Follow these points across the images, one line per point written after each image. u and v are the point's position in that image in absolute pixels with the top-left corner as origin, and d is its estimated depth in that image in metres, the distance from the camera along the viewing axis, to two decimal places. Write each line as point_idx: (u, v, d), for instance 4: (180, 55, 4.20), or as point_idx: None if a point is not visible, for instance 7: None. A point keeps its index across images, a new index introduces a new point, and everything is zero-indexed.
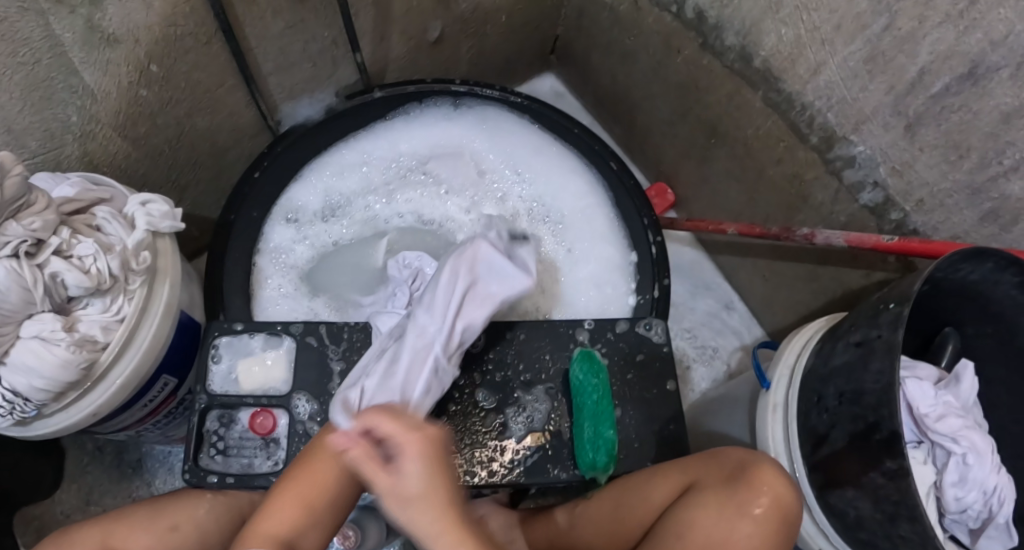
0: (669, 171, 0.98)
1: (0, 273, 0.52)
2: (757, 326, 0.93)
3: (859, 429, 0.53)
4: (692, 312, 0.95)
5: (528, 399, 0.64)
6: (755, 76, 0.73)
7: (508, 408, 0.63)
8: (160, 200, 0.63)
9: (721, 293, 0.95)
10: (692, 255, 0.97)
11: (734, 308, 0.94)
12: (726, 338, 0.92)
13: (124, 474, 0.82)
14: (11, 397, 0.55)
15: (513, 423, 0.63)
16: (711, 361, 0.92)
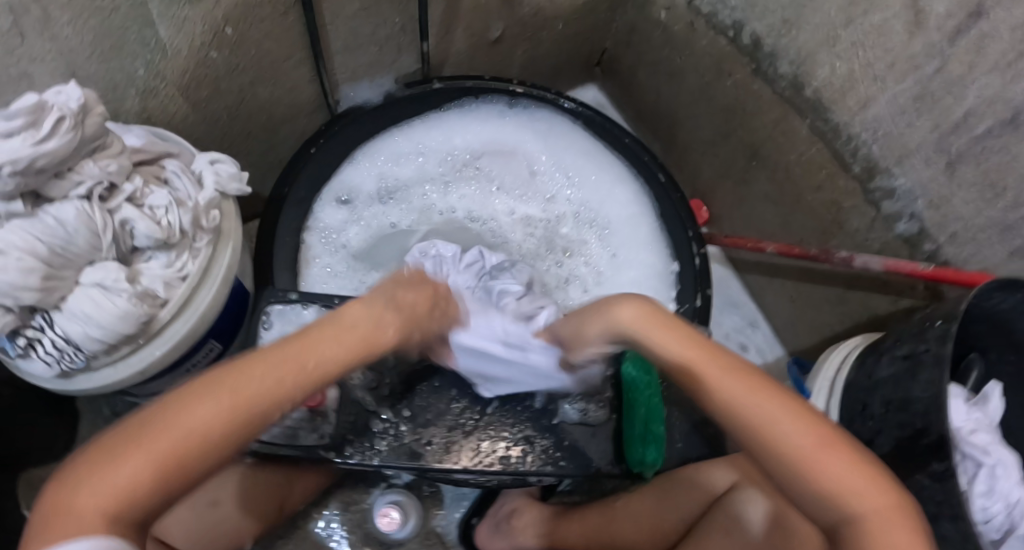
0: (704, 190, 1.02)
1: (71, 212, 0.51)
2: (778, 345, 0.96)
3: (906, 434, 0.55)
4: (716, 327, 0.98)
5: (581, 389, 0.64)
6: (804, 105, 0.78)
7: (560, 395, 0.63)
8: (229, 161, 0.63)
9: (746, 311, 0.98)
10: (719, 271, 1.01)
11: (757, 326, 0.97)
12: (749, 355, 0.95)
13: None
14: (62, 344, 0.53)
15: (566, 408, 0.63)
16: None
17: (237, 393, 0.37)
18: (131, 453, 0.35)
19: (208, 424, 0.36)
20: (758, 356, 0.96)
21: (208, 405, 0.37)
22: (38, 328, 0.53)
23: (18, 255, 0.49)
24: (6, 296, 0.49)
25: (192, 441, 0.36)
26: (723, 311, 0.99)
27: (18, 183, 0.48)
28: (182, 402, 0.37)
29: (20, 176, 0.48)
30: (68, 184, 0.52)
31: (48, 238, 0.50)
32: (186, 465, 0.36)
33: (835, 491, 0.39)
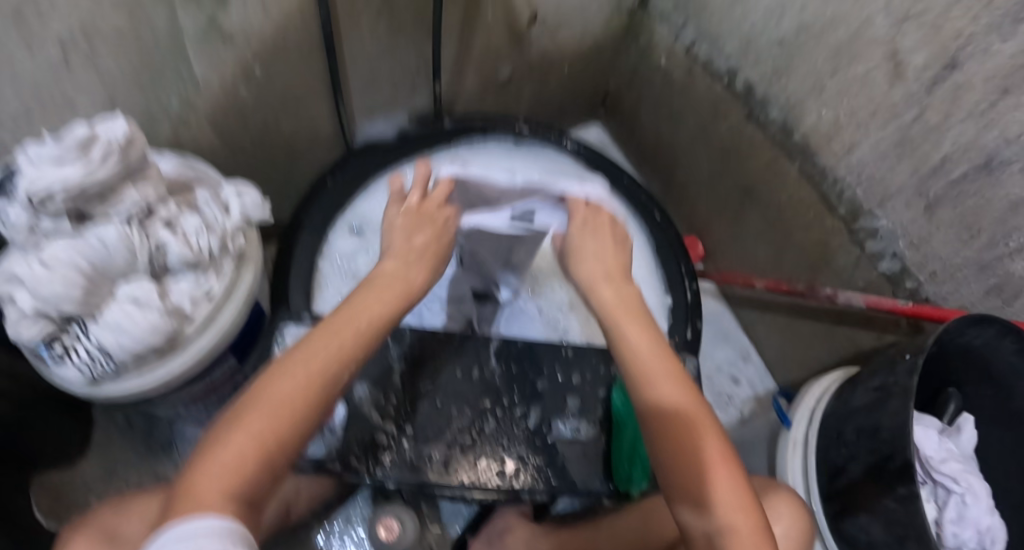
0: (700, 227, 1.06)
1: (114, 235, 0.56)
2: (769, 378, 0.99)
3: (874, 460, 0.58)
4: (708, 359, 1.01)
5: (575, 410, 0.68)
6: (793, 148, 0.82)
7: (555, 415, 0.68)
8: (254, 192, 0.68)
9: (739, 344, 1.02)
10: (713, 306, 1.05)
11: (749, 359, 1.01)
12: (741, 388, 0.98)
13: (154, 453, 0.87)
14: (96, 353, 0.57)
15: (560, 426, 0.67)
16: (726, 408, 0.97)
17: (247, 425, 0.43)
18: (193, 492, 0.41)
19: (241, 452, 0.42)
20: (749, 388, 0.99)
21: (246, 441, 0.43)
22: (75, 336, 0.57)
23: (64, 271, 0.54)
24: (49, 306, 0.55)
25: (231, 467, 0.42)
26: (716, 343, 1.02)
27: (67, 205, 0.54)
28: (221, 444, 0.43)
29: (70, 199, 0.54)
30: (111, 206, 0.57)
31: (91, 256, 0.55)
32: (236, 486, 0.42)
33: (731, 505, 0.47)
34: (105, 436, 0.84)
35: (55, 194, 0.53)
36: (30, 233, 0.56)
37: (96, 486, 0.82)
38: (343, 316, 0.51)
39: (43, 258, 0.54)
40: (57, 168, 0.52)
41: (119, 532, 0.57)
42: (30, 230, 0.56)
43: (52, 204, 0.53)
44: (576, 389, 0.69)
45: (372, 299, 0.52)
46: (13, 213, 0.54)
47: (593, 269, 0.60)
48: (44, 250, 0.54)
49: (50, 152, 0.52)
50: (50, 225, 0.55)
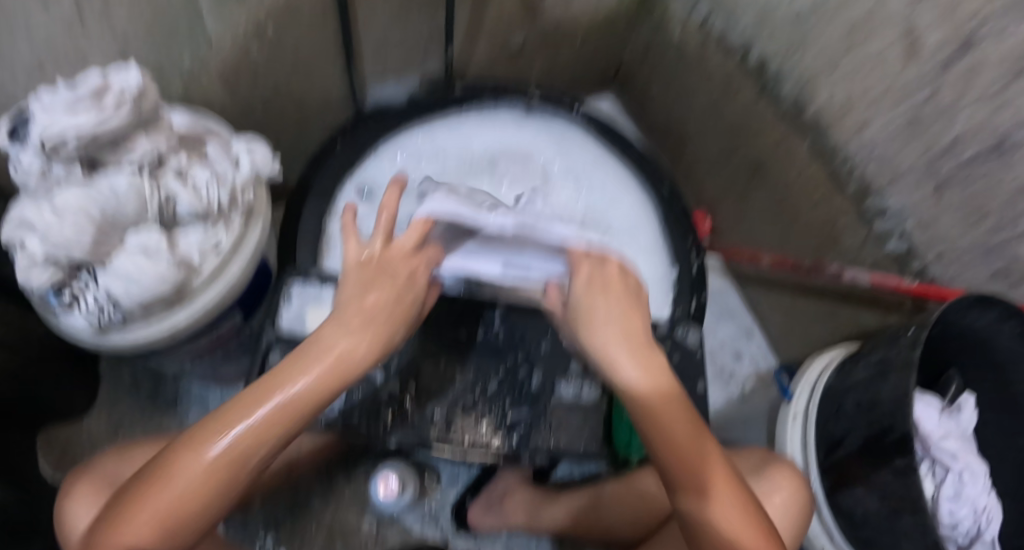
0: (708, 203, 1.07)
1: (124, 182, 0.56)
2: (772, 355, 1.00)
3: (873, 433, 0.58)
4: (713, 335, 1.01)
5: (579, 373, 0.68)
6: (805, 125, 0.82)
7: (558, 377, 0.68)
8: (263, 145, 0.68)
9: (742, 320, 1.02)
10: (719, 282, 1.05)
11: (753, 336, 1.01)
12: (742, 364, 0.99)
13: (158, 408, 0.87)
14: (104, 300, 0.57)
15: (563, 388, 0.67)
16: (727, 383, 0.98)
17: (195, 460, 0.46)
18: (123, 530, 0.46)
19: (196, 489, 0.46)
20: (752, 365, 1.00)
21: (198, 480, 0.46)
22: (84, 284, 0.58)
23: (74, 215, 0.53)
24: (61, 252, 0.54)
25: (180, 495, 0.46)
26: (721, 319, 1.03)
27: (80, 150, 0.54)
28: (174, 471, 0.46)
29: (83, 144, 0.54)
30: (121, 152, 0.58)
31: (101, 203, 0.55)
32: (192, 508, 0.46)
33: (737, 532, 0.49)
34: (111, 394, 0.85)
35: (68, 139, 0.53)
36: (42, 175, 0.56)
37: (102, 442, 0.83)
38: (319, 358, 0.49)
39: (54, 203, 0.54)
40: (69, 115, 0.52)
41: (123, 478, 0.57)
42: (42, 173, 0.56)
43: (64, 148, 0.54)
44: (580, 352, 0.69)
45: (361, 324, 0.51)
46: (25, 158, 0.55)
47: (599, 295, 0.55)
48: (55, 195, 0.54)
49: (64, 97, 0.53)
50: (62, 169, 0.56)
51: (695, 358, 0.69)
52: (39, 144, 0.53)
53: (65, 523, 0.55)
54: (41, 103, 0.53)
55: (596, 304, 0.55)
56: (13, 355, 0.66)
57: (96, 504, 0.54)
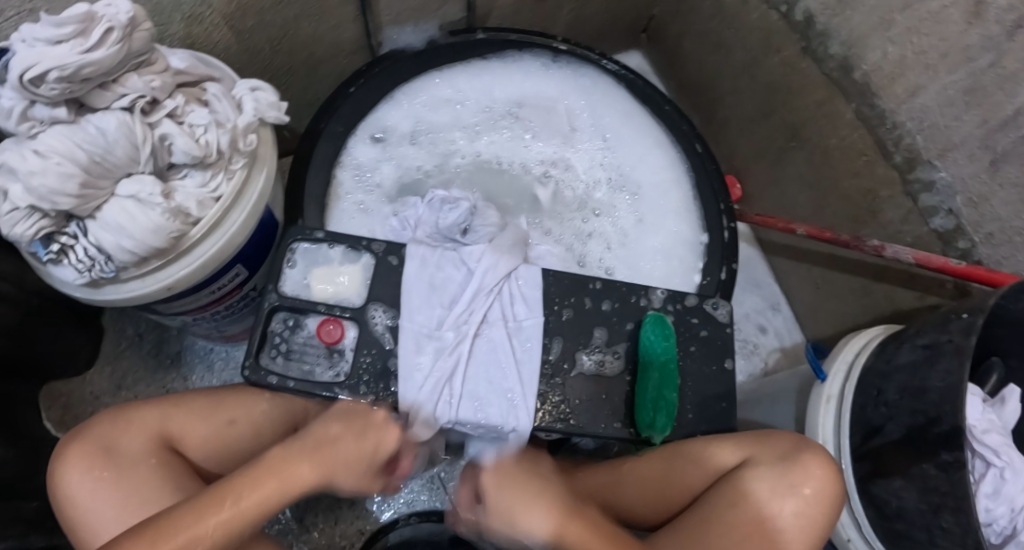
0: (739, 168, 1.02)
1: (113, 123, 0.51)
2: (798, 330, 0.96)
3: (918, 423, 0.55)
4: (737, 306, 0.98)
5: (602, 341, 0.65)
6: (850, 87, 0.76)
7: (580, 346, 0.64)
8: (269, 90, 0.63)
9: (769, 292, 0.99)
10: (746, 252, 1.01)
11: (779, 309, 0.98)
12: (767, 337, 0.96)
13: (162, 364, 0.84)
14: (93, 253, 0.54)
15: (584, 358, 0.64)
16: (750, 357, 0.96)
17: (210, 518, 0.51)
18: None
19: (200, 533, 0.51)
20: (776, 339, 0.97)
21: (195, 526, 0.51)
22: (72, 235, 0.53)
23: (59, 159, 0.49)
24: (44, 200, 0.50)
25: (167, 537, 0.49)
26: (746, 290, 0.99)
27: (63, 90, 0.48)
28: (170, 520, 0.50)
29: (66, 83, 0.48)
30: (112, 95, 0.52)
31: (89, 146, 0.51)
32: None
33: None
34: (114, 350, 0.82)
35: (49, 77, 0.47)
36: (23, 119, 0.50)
37: (104, 398, 0.81)
38: (316, 444, 0.57)
39: (38, 147, 0.50)
40: (51, 48, 0.47)
41: (117, 444, 0.54)
42: (23, 117, 0.50)
43: (46, 87, 0.47)
44: (604, 320, 0.66)
45: (311, 457, 0.56)
46: (5, 97, 0.49)
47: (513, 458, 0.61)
48: (39, 139, 0.50)
49: (45, 31, 0.47)
50: (45, 111, 0.50)
51: (725, 335, 0.66)
52: (18, 82, 0.47)
53: (58, 487, 0.53)
54: (24, 38, 0.48)
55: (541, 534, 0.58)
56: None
57: (90, 472, 0.53)
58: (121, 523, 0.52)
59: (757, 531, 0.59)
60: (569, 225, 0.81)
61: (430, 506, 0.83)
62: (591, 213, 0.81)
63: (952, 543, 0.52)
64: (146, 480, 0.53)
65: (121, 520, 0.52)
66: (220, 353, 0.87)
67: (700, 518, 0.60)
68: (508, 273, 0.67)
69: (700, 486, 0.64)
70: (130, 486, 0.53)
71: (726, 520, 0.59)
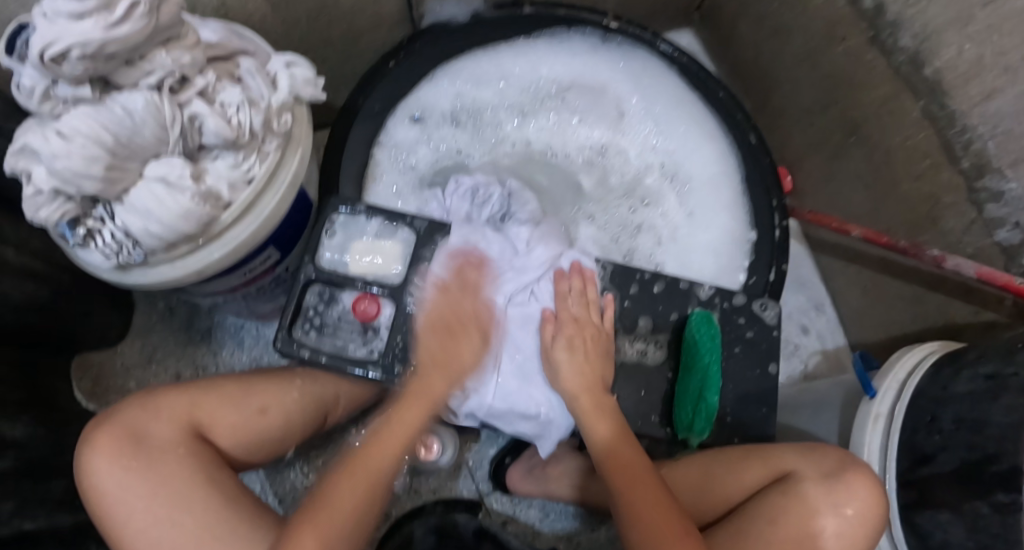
0: (790, 159, 0.97)
1: (140, 102, 0.49)
2: (840, 334, 0.93)
3: (974, 458, 0.52)
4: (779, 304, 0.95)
5: (647, 332, 0.66)
6: (919, 85, 0.70)
7: (624, 335, 0.66)
8: (305, 65, 0.60)
9: (814, 293, 0.95)
10: (793, 248, 0.97)
11: (822, 310, 0.94)
12: (808, 339, 0.93)
13: (191, 340, 0.82)
14: (121, 238, 0.52)
15: (626, 347, 0.66)
16: (791, 357, 0.92)
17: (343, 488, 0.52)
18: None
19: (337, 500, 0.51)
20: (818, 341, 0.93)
21: (354, 488, 0.53)
22: (100, 219, 0.52)
23: (83, 142, 0.47)
24: (69, 184, 0.48)
25: (343, 509, 0.51)
26: (790, 289, 0.95)
27: (86, 69, 0.46)
28: (333, 489, 0.52)
29: (89, 61, 0.46)
30: (138, 73, 0.49)
31: (115, 129, 0.48)
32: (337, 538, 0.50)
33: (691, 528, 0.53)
34: (145, 325, 0.81)
35: (70, 55, 0.45)
36: (45, 98, 0.48)
37: (134, 371, 0.79)
38: (412, 400, 0.59)
39: (62, 129, 0.47)
40: (74, 23, 0.44)
41: (145, 432, 0.52)
42: (45, 96, 0.48)
43: (68, 65, 0.45)
44: (649, 310, 0.66)
45: (416, 410, 0.59)
46: (26, 76, 0.47)
47: (586, 398, 0.60)
48: (62, 120, 0.48)
49: (66, 5, 0.44)
50: (68, 90, 0.47)
51: (772, 338, 0.67)
52: (37, 60, 0.45)
53: (81, 476, 0.50)
54: (45, 12, 0.45)
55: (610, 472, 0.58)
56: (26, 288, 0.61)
57: (115, 461, 0.50)
58: (148, 513, 0.49)
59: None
60: (614, 213, 0.78)
61: (457, 494, 0.79)
62: (640, 201, 0.78)
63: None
64: (175, 470, 0.50)
65: (151, 510, 0.49)
66: (250, 330, 0.83)
67: (738, 526, 0.57)
68: (559, 253, 0.67)
69: (738, 499, 0.61)
70: (157, 476, 0.50)
71: (767, 533, 0.56)
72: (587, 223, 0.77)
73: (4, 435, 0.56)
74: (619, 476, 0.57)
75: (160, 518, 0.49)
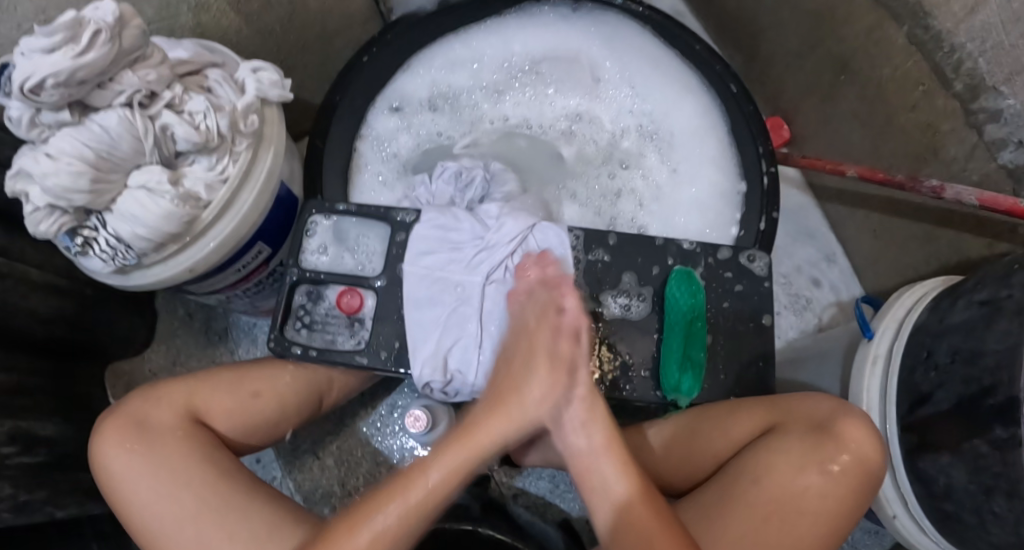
0: (787, 108, 0.94)
1: (114, 119, 0.53)
2: (856, 283, 0.89)
3: (971, 392, 0.49)
4: (788, 258, 0.92)
5: (631, 286, 0.63)
6: (901, 9, 0.66)
7: (605, 291, 0.63)
8: (270, 69, 0.64)
9: (824, 243, 0.91)
10: (798, 199, 0.94)
11: (834, 261, 0.91)
12: (822, 291, 0.90)
13: (210, 340, 0.88)
14: (114, 243, 0.57)
15: (609, 301, 0.63)
16: (803, 312, 0.90)
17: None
18: None
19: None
20: (832, 293, 0.90)
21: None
22: (93, 227, 0.57)
23: (69, 160, 0.52)
24: (59, 199, 0.53)
25: None
26: (797, 241, 0.92)
27: (63, 94, 0.50)
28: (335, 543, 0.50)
29: (64, 88, 0.50)
30: (110, 93, 0.53)
31: (95, 144, 0.53)
32: None
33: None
34: (167, 330, 0.87)
35: (46, 84, 0.49)
36: (33, 125, 0.52)
37: (161, 374, 0.86)
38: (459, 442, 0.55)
39: (49, 150, 0.52)
40: (47, 56, 0.49)
41: (146, 417, 0.57)
42: (32, 123, 0.52)
43: (46, 94, 0.49)
44: (632, 264, 0.64)
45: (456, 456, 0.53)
46: (13, 108, 0.51)
47: (599, 433, 0.56)
48: (49, 143, 0.53)
49: (39, 40, 0.48)
50: (51, 117, 0.52)
51: (762, 290, 0.63)
52: (19, 92, 0.49)
53: (95, 460, 0.56)
54: (22, 50, 0.49)
55: (620, 498, 0.54)
56: (63, 299, 0.68)
57: (121, 444, 0.55)
58: (149, 490, 0.54)
59: (783, 508, 0.53)
60: (595, 182, 0.77)
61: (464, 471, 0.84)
62: (618, 165, 0.78)
63: (1005, 529, 0.48)
64: (173, 451, 0.55)
65: (152, 487, 0.54)
66: (262, 328, 0.89)
67: (722, 485, 0.57)
68: (530, 227, 0.64)
69: (727, 456, 0.60)
70: (157, 456, 0.55)
71: (748, 492, 0.54)
72: (570, 201, 0.77)
73: (34, 435, 0.62)
74: (633, 524, 0.52)
75: (158, 495, 0.54)
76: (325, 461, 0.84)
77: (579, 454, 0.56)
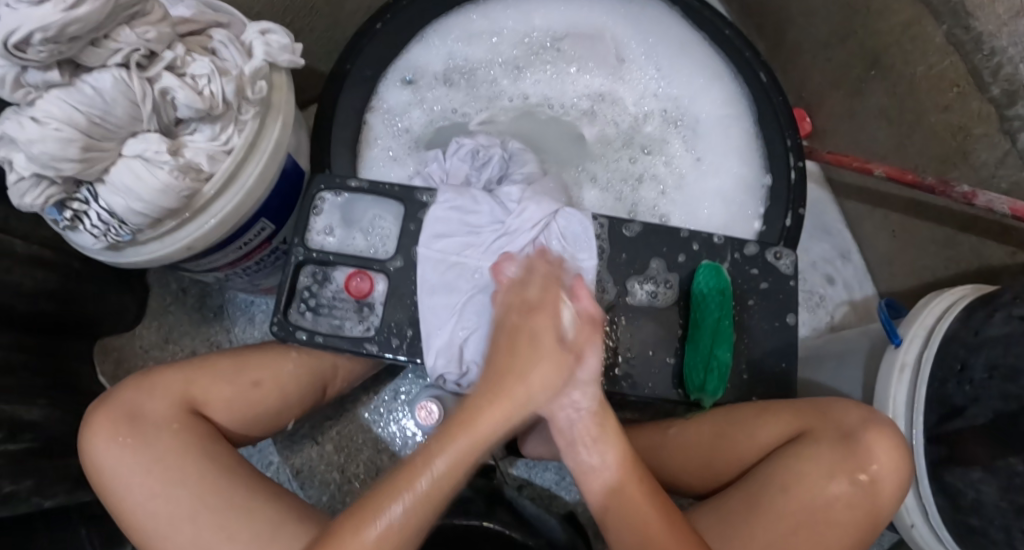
0: (810, 100, 0.91)
1: (109, 81, 0.48)
2: (869, 282, 0.88)
3: (1009, 409, 0.47)
4: (803, 254, 0.91)
5: (658, 274, 0.61)
6: (941, 6, 0.62)
7: (630, 279, 0.60)
8: (281, 32, 0.59)
9: (839, 240, 0.90)
10: (815, 193, 0.92)
11: (849, 259, 0.90)
12: (834, 289, 0.89)
13: (205, 318, 0.83)
14: (106, 218, 0.52)
15: (635, 289, 0.60)
16: (815, 310, 0.89)
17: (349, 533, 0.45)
18: None
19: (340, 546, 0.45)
20: (845, 292, 0.89)
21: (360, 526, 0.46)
22: (84, 201, 0.52)
23: (56, 125, 0.47)
24: (47, 167, 0.48)
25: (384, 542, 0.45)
26: (813, 236, 0.91)
27: (51, 52, 0.44)
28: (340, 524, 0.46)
29: (53, 44, 0.44)
30: (105, 51, 0.48)
31: (87, 108, 0.48)
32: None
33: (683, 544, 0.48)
34: (160, 306, 0.83)
35: (33, 40, 0.43)
36: (17, 86, 0.47)
37: (152, 351, 0.81)
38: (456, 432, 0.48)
39: (36, 114, 0.47)
40: (34, 8, 0.43)
41: (141, 410, 0.53)
42: (16, 84, 0.47)
43: (32, 50, 0.44)
44: (658, 251, 0.61)
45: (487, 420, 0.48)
46: None
47: (610, 449, 0.52)
48: (36, 106, 0.47)
49: None
50: (37, 76, 0.46)
51: (788, 289, 0.61)
52: (2, 47, 0.44)
53: (84, 453, 0.52)
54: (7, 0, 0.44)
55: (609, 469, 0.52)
56: (51, 273, 0.63)
57: (114, 438, 0.52)
58: (145, 487, 0.51)
59: (811, 517, 0.52)
60: (615, 166, 0.75)
61: None
62: (641, 150, 0.75)
63: None
64: (172, 446, 0.52)
65: (147, 487, 0.51)
66: (261, 306, 0.85)
67: (749, 489, 0.55)
68: (553, 213, 0.61)
69: (751, 461, 0.59)
70: (154, 451, 0.51)
71: (777, 501, 0.53)
72: (590, 185, 0.74)
73: (20, 419, 0.58)
74: (625, 507, 0.50)
75: (156, 492, 0.51)
76: (324, 447, 0.82)
77: (592, 472, 0.52)
